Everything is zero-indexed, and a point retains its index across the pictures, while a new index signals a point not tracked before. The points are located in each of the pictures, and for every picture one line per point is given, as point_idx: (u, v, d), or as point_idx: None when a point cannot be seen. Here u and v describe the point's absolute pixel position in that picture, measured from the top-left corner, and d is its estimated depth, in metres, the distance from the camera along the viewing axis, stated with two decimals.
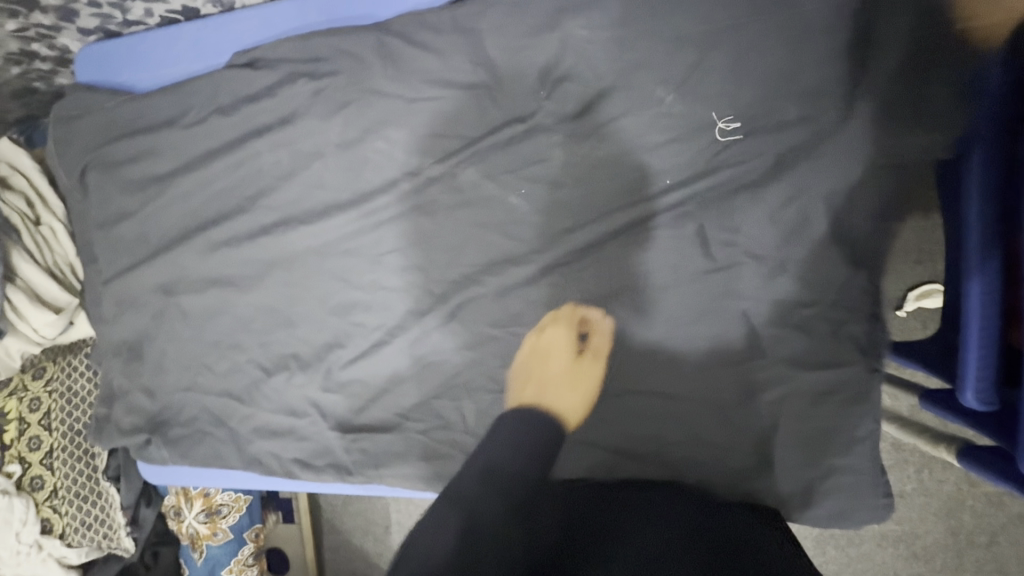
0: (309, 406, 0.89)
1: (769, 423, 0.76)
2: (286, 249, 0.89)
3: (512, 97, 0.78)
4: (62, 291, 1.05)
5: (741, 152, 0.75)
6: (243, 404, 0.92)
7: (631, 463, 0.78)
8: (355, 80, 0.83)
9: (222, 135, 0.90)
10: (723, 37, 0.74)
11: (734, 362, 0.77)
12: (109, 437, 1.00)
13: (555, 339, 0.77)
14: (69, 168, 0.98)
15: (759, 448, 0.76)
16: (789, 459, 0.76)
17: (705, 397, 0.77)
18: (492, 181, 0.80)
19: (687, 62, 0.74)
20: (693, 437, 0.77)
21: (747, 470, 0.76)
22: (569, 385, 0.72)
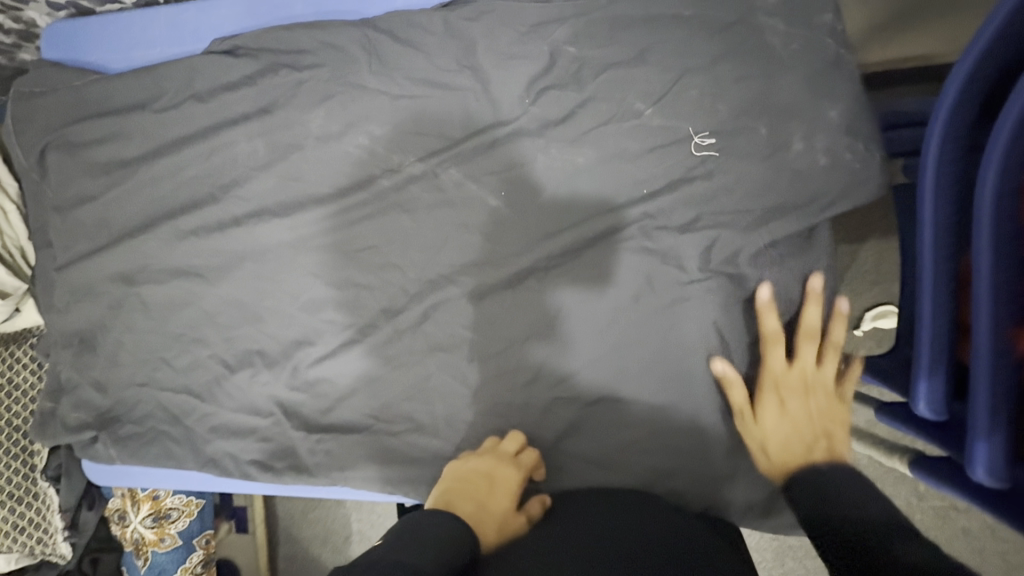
0: (275, 405, 0.86)
1: (736, 435, 0.78)
2: (258, 241, 0.87)
3: (496, 99, 0.78)
4: (10, 275, 1.00)
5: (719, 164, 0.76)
6: (204, 401, 0.88)
7: (602, 471, 0.80)
8: (339, 74, 0.82)
9: (196, 121, 0.88)
10: (708, 54, 0.75)
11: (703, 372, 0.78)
12: (52, 434, 0.94)
13: (506, 474, 0.74)
14: (28, 147, 0.93)
15: (727, 459, 0.78)
16: (753, 472, 0.78)
17: (677, 406, 0.79)
18: (474, 181, 0.79)
19: (673, 74, 0.75)
20: (666, 447, 0.79)
21: (712, 479, 0.78)
22: (493, 522, 0.69)
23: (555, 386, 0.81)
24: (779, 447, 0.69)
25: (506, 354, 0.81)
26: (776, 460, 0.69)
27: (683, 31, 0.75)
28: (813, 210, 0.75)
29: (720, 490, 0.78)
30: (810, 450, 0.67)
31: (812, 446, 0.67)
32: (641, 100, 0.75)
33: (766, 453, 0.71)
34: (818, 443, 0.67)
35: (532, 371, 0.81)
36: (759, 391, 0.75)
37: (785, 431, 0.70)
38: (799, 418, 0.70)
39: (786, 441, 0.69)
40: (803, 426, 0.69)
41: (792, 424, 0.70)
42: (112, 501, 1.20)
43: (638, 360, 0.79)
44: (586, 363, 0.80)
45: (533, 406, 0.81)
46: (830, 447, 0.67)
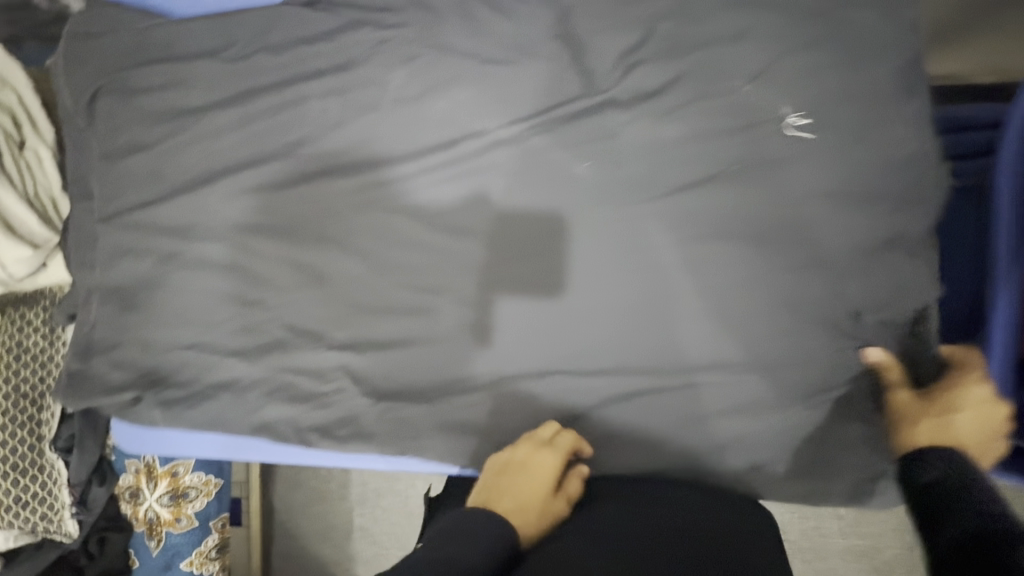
0: (339, 372, 0.82)
1: (811, 421, 0.78)
2: (326, 201, 0.84)
3: (590, 70, 0.77)
4: (42, 227, 0.93)
5: (816, 141, 0.74)
6: (256, 368, 0.83)
7: (671, 450, 0.79)
8: (426, 33, 0.80)
9: (267, 74, 0.84)
10: (810, 32, 0.74)
11: (781, 356, 0.77)
12: (81, 396, 0.87)
13: (544, 459, 0.71)
14: (76, 90, 0.87)
15: (799, 445, 0.78)
16: (821, 457, 0.78)
17: (761, 389, 0.77)
18: (562, 150, 0.78)
19: (774, 50, 0.74)
20: (738, 430, 0.78)
21: (779, 460, 0.78)
22: (537, 513, 0.65)
23: (635, 363, 0.79)
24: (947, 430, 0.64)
25: (579, 327, 0.79)
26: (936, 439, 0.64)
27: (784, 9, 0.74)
28: (909, 196, 0.74)
29: (787, 472, 0.78)
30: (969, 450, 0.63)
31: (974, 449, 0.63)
32: (738, 79, 0.75)
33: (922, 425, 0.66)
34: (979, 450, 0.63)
35: (612, 348, 0.79)
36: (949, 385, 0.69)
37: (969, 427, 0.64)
38: (984, 425, 0.65)
39: (962, 432, 0.63)
40: (983, 431, 0.64)
41: (978, 424, 0.64)
42: (124, 477, 1.12)
43: (714, 342, 0.77)
44: (661, 344, 0.78)
45: (604, 384, 0.79)
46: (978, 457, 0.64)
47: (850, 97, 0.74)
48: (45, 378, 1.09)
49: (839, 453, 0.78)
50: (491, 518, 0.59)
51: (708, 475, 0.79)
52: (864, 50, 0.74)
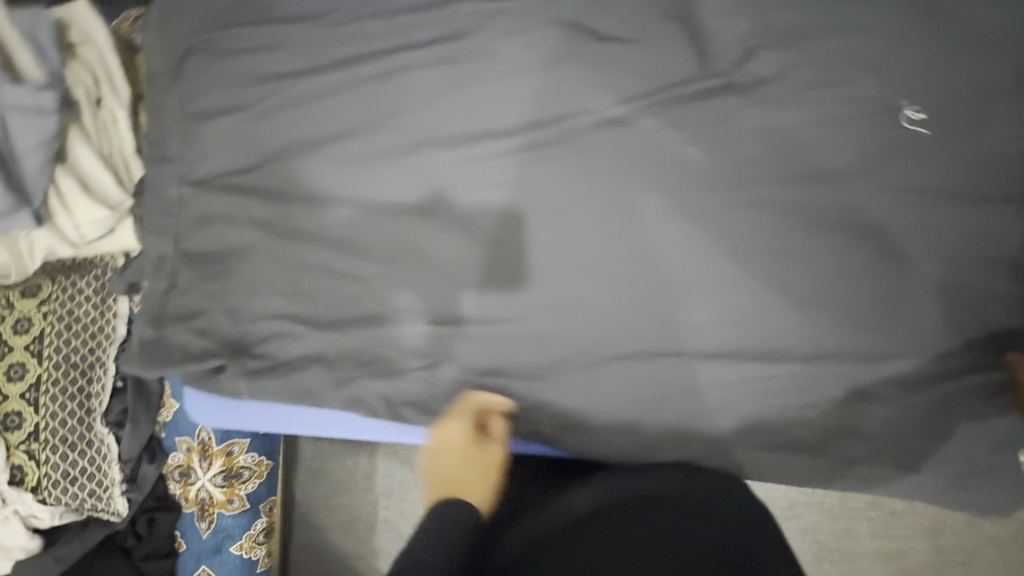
0: (436, 348, 0.83)
1: (938, 421, 0.73)
2: (424, 171, 0.82)
3: (708, 52, 0.77)
4: (115, 187, 0.88)
5: (931, 132, 0.74)
6: (351, 338, 0.83)
7: (774, 439, 0.76)
8: (542, 7, 0.80)
9: (373, 39, 0.82)
10: (924, 30, 0.76)
11: (897, 347, 0.74)
12: (161, 363, 0.84)
13: (453, 435, 0.80)
14: (170, 47, 0.85)
15: (915, 440, 0.73)
16: (943, 460, 0.73)
17: (875, 382, 0.74)
18: (674, 131, 0.78)
19: (889, 44, 0.75)
20: (849, 422, 0.74)
21: (895, 456, 0.73)
22: (484, 473, 0.79)
23: (739, 350, 0.78)
24: None
25: (672, 311, 0.79)
26: None
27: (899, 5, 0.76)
28: (1017, 193, 0.74)
29: (905, 471, 0.73)
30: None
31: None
32: (858, 68, 0.75)
33: None
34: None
35: (715, 333, 0.78)
36: None
37: None
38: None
39: None
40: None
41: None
42: (173, 456, 1.08)
43: (822, 327, 0.75)
44: (767, 329, 0.77)
45: (706, 361, 0.78)
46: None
47: (963, 94, 0.75)
48: (95, 350, 1.05)
49: (962, 458, 0.72)
50: (438, 524, 0.69)
51: (815, 472, 0.75)
52: (976, 49, 0.75)
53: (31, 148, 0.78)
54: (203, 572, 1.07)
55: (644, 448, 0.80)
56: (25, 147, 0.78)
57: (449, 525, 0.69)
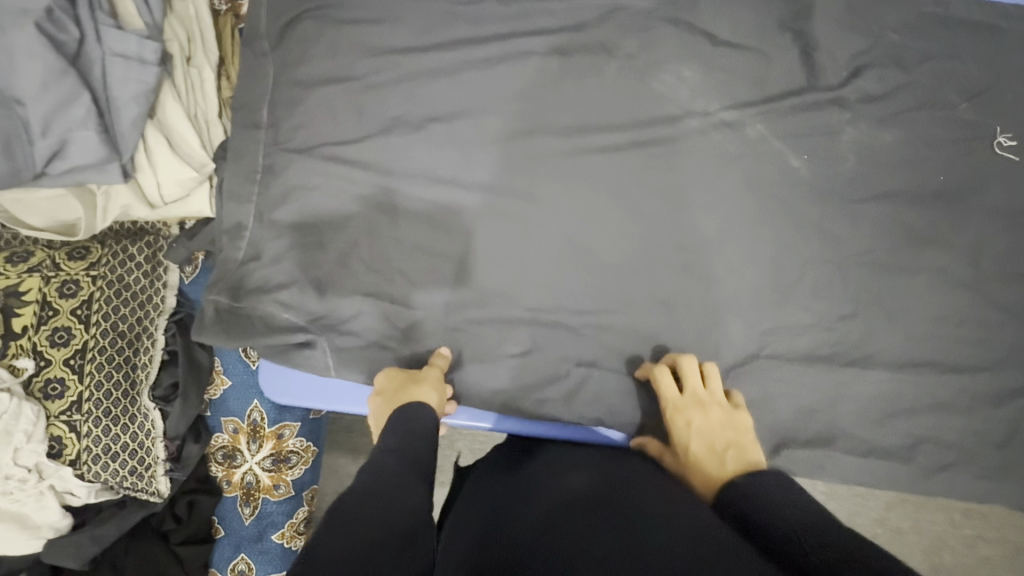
0: (530, 338, 0.81)
1: (1015, 432, 0.76)
2: (531, 156, 0.82)
3: (818, 66, 0.81)
4: (201, 150, 0.86)
5: (1020, 159, 0.79)
6: (444, 319, 0.81)
7: (864, 444, 0.76)
8: (663, 8, 0.83)
9: (492, 24, 0.84)
10: (1020, 64, 0.81)
11: (982, 361, 0.77)
12: (231, 328, 0.79)
13: (386, 380, 0.74)
14: (283, 13, 0.85)
15: (993, 448, 0.76)
16: (1019, 470, 0.75)
17: (965, 397, 0.76)
18: (780, 139, 0.81)
19: (987, 75, 0.80)
20: (935, 429, 0.76)
21: (976, 464, 0.76)
22: (430, 386, 0.73)
23: (837, 356, 0.78)
24: (705, 449, 0.65)
25: (772, 316, 0.79)
26: (719, 466, 0.62)
27: (999, 39, 0.81)
28: None
29: (984, 481, 0.75)
30: (730, 468, 0.61)
31: (704, 466, 0.63)
32: (956, 94, 0.80)
33: (714, 460, 0.64)
34: (713, 461, 0.63)
35: (814, 338, 0.78)
36: (676, 410, 0.71)
37: (709, 438, 0.66)
38: (710, 437, 0.66)
39: (707, 444, 0.66)
40: (713, 447, 0.65)
41: (706, 438, 0.66)
42: (218, 436, 1.03)
43: (914, 337, 0.78)
44: (863, 334, 0.78)
45: (801, 365, 0.78)
46: (707, 472, 0.63)
47: None
48: (143, 321, 0.97)
49: None
50: (396, 441, 0.61)
51: (901, 481, 0.76)
52: None
53: (127, 99, 0.77)
54: (242, 561, 1.02)
55: None
56: (123, 97, 0.77)
57: (411, 443, 0.62)
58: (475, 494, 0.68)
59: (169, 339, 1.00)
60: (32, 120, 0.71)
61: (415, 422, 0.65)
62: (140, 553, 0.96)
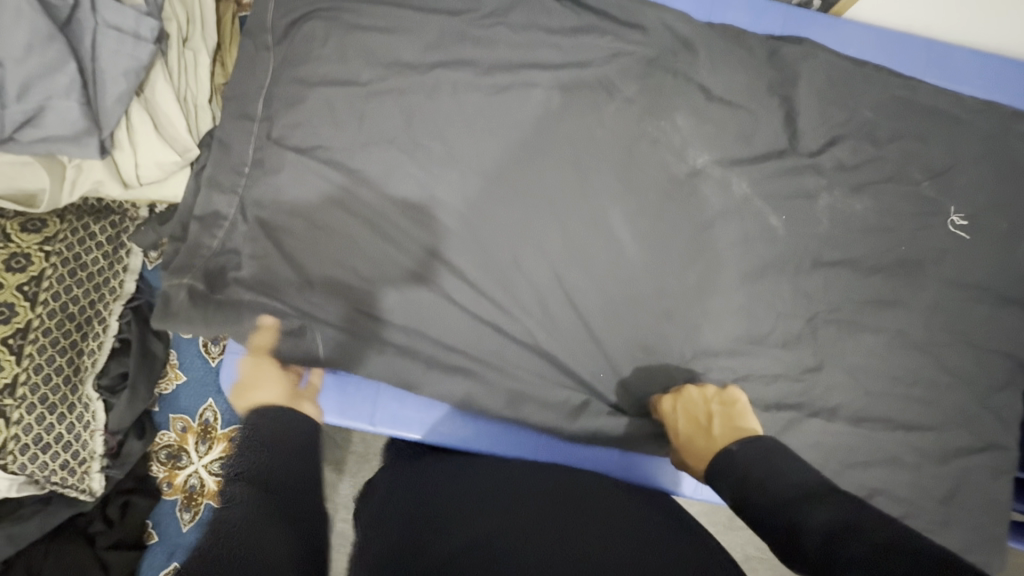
0: (507, 365, 0.81)
1: (959, 490, 0.80)
2: (524, 185, 0.84)
3: (801, 131, 0.87)
4: (187, 133, 0.82)
5: (970, 236, 0.87)
6: (424, 335, 0.80)
7: None
8: (666, 58, 0.86)
9: (500, 52, 0.85)
10: (976, 150, 0.89)
11: (929, 421, 0.82)
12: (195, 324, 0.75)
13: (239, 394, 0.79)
14: (290, 11, 0.84)
15: (939, 503, 0.80)
16: (961, 528, 0.79)
17: (912, 453, 0.81)
18: (760, 197, 0.86)
19: (946, 157, 0.88)
20: (887, 482, 0.80)
21: (924, 519, 0.79)
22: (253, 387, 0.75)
23: (799, 406, 0.82)
24: (694, 427, 0.73)
25: (742, 363, 0.82)
26: (707, 435, 0.70)
27: (960, 125, 0.89)
28: None
29: (931, 537, 0.79)
30: (717, 433, 0.69)
31: (695, 438, 0.71)
32: (919, 172, 0.87)
33: (704, 433, 0.71)
34: (702, 434, 0.71)
35: (780, 388, 0.82)
36: (665, 403, 0.79)
37: (694, 416, 0.74)
38: (696, 414, 0.75)
39: (695, 419, 0.74)
40: (699, 420, 0.74)
41: (691, 414, 0.75)
42: (164, 434, 1.00)
43: (868, 393, 0.82)
44: (823, 388, 0.82)
45: (769, 413, 0.81)
46: (699, 443, 0.70)
47: (998, 209, 0.88)
48: (97, 304, 0.94)
49: (974, 529, 0.79)
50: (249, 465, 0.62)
51: None
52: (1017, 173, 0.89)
53: (116, 75, 0.73)
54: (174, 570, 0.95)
55: None
56: (111, 71, 0.73)
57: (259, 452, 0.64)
58: (375, 512, 0.68)
59: (123, 326, 0.98)
60: (7, 82, 0.66)
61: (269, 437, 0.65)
62: (60, 556, 0.86)
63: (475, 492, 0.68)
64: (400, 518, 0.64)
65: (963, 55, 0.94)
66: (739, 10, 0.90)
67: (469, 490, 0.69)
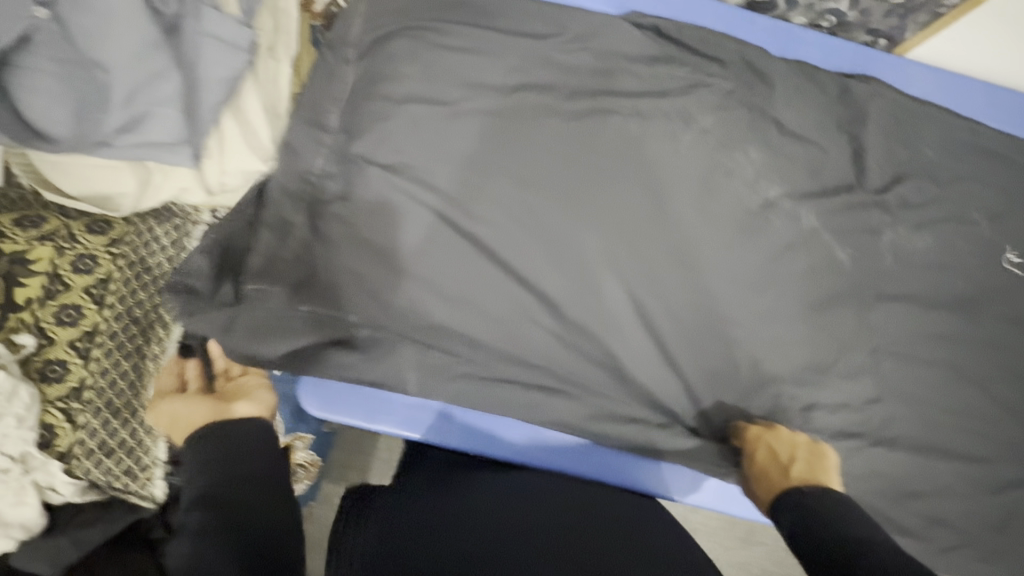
0: (582, 389, 0.82)
1: (1011, 521, 0.84)
2: (599, 208, 0.85)
3: (868, 167, 0.90)
4: (270, 143, 0.83)
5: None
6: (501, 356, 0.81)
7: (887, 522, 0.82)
8: (742, 91, 0.88)
9: (582, 78, 0.87)
10: None
11: (983, 453, 0.85)
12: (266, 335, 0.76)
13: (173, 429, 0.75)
14: (378, 28, 0.85)
15: (993, 533, 0.83)
16: (1014, 557, 0.83)
17: (968, 484, 0.84)
18: (827, 231, 0.88)
19: (1003, 198, 0.92)
20: (945, 512, 0.83)
21: (980, 549, 0.82)
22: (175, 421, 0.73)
23: (863, 436, 0.84)
24: (771, 465, 0.75)
25: (809, 392, 0.85)
26: (782, 476, 0.72)
27: (1015, 168, 0.93)
28: None
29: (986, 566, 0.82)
30: (795, 474, 0.71)
31: (770, 471, 0.74)
32: (977, 212, 0.91)
33: (780, 470, 0.73)
34: (778, 471, 0.73)
35: (845, 418, 0.84)
36: (754, 435, 0.80)
37: (774, 455, 0.76)
38: (779, 452, 0.76)
39: (774, 459, 0.75)
40: (780, 458, 0.75)
41: (773, 451, 0.76)
42: None
43: (927, 425, 0.85)
44: (884, 419, 0.85)
45: (835, 442, 0.83)
46: (772, 479, 0.72)
47: None
48: (159, 308, 0.95)
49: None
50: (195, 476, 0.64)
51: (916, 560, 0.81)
52: None
53: (214, 83, 0.73)
54: None
55: None
56: (210, 79, 0.73)
57: (204, 461, 0.65)
58: (366, 519, 0.66)
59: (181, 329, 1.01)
60: (114, 88, 0.66)
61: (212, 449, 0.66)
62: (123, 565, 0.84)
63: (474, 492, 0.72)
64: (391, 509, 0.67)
65: (1018, 100, 0.98)
66: (811, 47, 0.93)
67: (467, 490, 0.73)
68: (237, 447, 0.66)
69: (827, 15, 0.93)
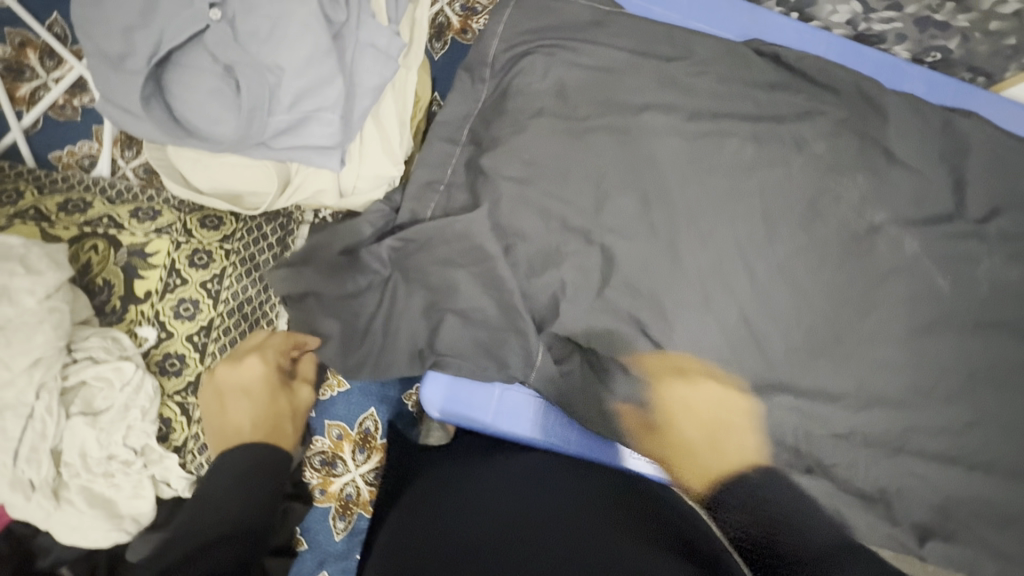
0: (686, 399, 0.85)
1: None
2: (714, 225, 0.87)
3: (967, 200, 0.93)
4: (401, 150, 0.87)
5: None
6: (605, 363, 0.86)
7: (987, 547, 0.83)
8: (853, 120, 0.92)
9: (702, 99, 0.90)
10: None
11: None
12: (400, 341, 0.83)
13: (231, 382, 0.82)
14: (512, 45, 0.90)
15: None
16: None
17: None
18: (930, 259, 0.91)
19: None
20: None
21: None
22: (239, 388, 0.81)
23: (961, 460, 0.86)
24: (697, 436, 0.84)
25: (911, 415, 0.87)
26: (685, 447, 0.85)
27: None
28: None
29: None
30: (721, 450, 0.84)
31: (695, 446, 0.84)
32: None
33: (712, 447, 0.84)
34: (701, 444, 0.84)
35: (943, 442, 0.87)
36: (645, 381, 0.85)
37: (693, 421, 0.84)
38: (697, 414, 0.85)
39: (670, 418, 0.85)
40: (697, 420, 0.84)
41: (687, 413, 0.85)
42: (318, 440, 0.95)
43: None
44: (983, 446, 0.87)
45: (934, 465, 0.85)
46: (697, 453, 0.84)
47: None
48: (265, 305, 0.96)
49: None
50: (224, 463, 0.72)
51: None
52: None
53: (366, 90, 0.77)
54: None
55: (879, 540, 0.82)
56: (363, 86, 0.77)
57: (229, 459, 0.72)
58: (410, 507, 0.76)
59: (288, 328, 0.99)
60: (285, 92, 0.72)
61: (239, 455, 0.72)
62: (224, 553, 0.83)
63: (459, 490, 0.77)
64: (401, 510, 0.78)
65: None
66: (915, 82, 0.98)
67: (454, 488, 0.78)
68: (258, 466, 0.72)
69: (932, 52, 1.00)
